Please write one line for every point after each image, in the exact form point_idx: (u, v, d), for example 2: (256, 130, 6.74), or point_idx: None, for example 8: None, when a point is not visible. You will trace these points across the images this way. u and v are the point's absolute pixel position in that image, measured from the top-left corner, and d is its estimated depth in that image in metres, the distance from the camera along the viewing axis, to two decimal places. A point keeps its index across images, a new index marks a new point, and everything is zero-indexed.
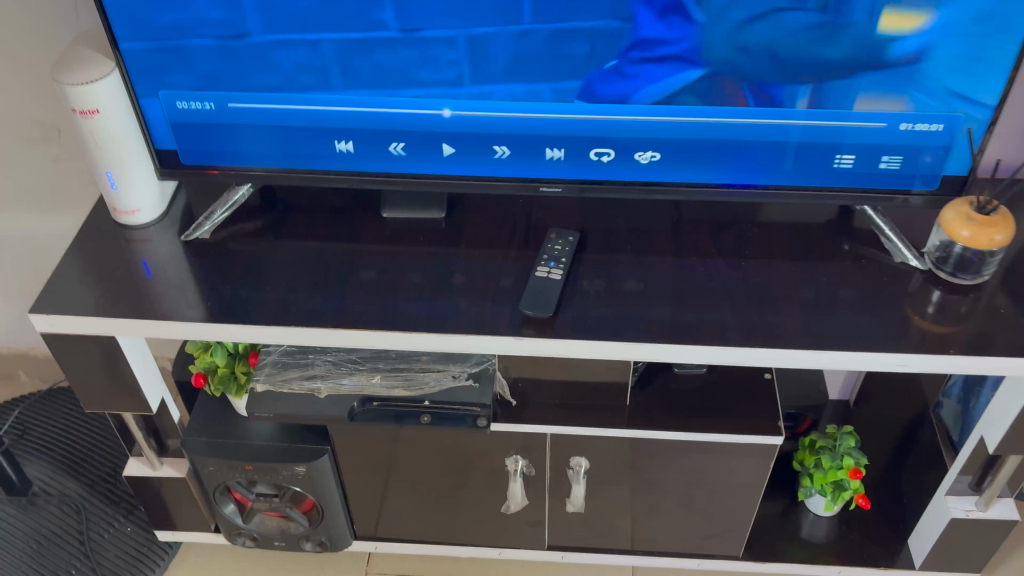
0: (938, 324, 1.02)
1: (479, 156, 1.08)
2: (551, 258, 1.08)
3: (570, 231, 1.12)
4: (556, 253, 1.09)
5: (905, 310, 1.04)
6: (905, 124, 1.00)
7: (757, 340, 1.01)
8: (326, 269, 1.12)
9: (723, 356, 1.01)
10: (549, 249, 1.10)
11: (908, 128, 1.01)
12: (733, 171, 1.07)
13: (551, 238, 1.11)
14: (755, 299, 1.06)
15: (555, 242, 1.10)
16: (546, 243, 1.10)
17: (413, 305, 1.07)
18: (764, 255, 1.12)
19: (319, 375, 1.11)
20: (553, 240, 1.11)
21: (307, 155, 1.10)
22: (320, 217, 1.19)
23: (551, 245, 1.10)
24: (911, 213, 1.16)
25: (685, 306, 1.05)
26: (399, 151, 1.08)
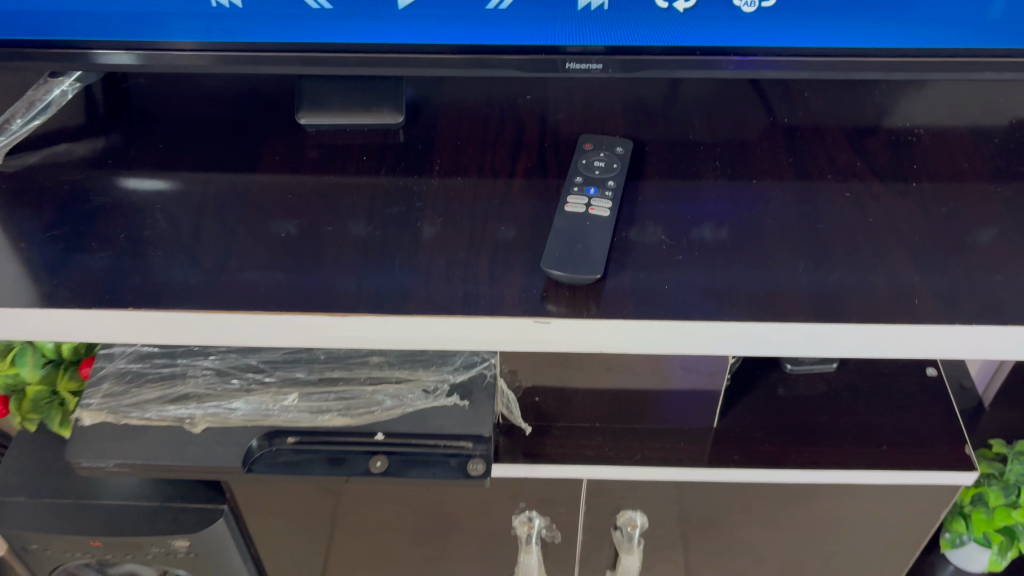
0: None
1: (459, 6, 0.61)
2: (589, 181, 0.63)
3: (621, 138, 0.66)
4: (596, 173, 0.63)
5: None
6: None
7: (967, 313, 0.56)
8: (200, 211, 0.65)
9: (911, 343, 0.56)
10: (582, 167, 0.64)
11: None
12: (900, 25, 0.62)
13: (585, 150, 0.65)
14: (946, 242, 0.61)
15: (593, 155, 0.65)
16: (576, 156, 0.65)
17: (351, 265, 0.60)
18: (943, 171, 0.67)
19: (193, 396, 0.64)
20: (589, 151, 0.65)
21: (160, 16, 0.63)
22: (197, 131, 0.72)
23: (587, 159, 0.64)
24: None
25: (829, 257, 0.60)
26: (319, 2, 0.62)
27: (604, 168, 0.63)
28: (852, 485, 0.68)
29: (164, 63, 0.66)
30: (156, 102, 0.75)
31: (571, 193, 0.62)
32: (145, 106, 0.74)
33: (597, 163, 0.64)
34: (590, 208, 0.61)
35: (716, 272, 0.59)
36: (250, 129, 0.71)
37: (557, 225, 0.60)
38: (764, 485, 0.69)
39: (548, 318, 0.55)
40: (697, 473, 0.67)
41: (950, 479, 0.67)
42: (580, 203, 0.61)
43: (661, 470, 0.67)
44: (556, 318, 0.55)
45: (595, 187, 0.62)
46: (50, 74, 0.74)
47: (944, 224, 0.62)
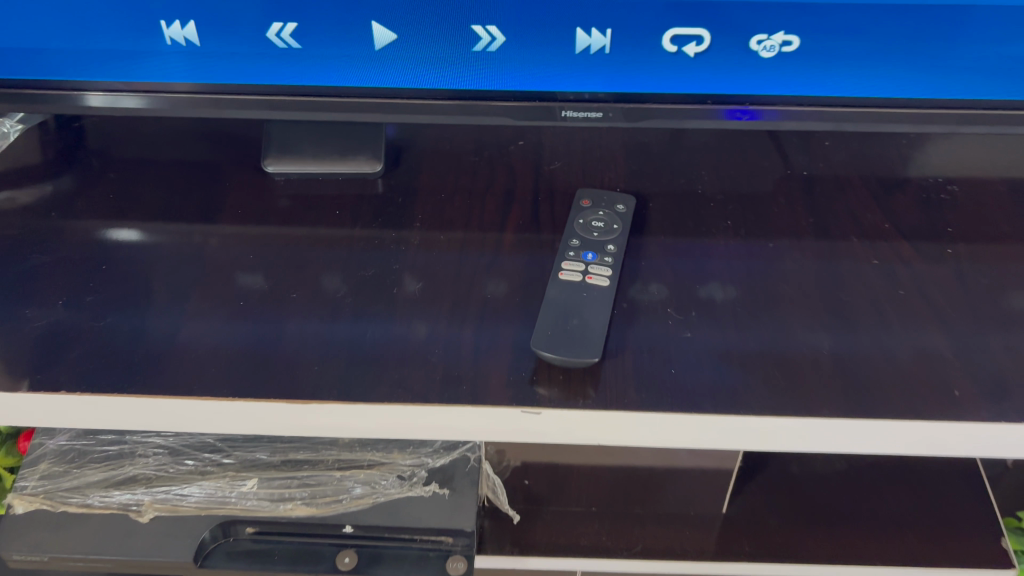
0: None
1: (444, 47, 0.55)
2: (586, 245, 0.56)
3: (623, 195, 0.59)
4: (596, 235, 0.56)
5: None
6: None
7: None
8: (152, 270, 0.57)
9: (959, 444, 0.48)
10: (578, 227, 0.57)
11: None
12: (938, 74, 0.55)
13: (583, 208, 0.58)
14: (993, 313, 0.53)
15: (591, 213, 0.58)
16: (573, 215, 0.58)
17: (316, 339, 0.52)
18: (982, 231, 0.59)
19: (141, 479, 0.57)
20: (587, 210, 0.58)
21: (109, 53, 0.56)
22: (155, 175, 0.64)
23: (584, 219, 0.57)
24: None
25: (858, 331, 0.52)
26: (287, 42, 0.55)
27: (604, 229, 0.57)
28: None
29: (116, 105, 0.59)
30: (112, 144, 0.68)
31: (566, 259, 0.55)
32: (102, 148, 0.67)
33: (596, 223, 0.57)
34: (587, 277, 0.54)
35: (730, 350, 0.52)
36: (213, 176, 0.64)
37: (549, 296, 0.53)
38: None
39: (538, 408, 0.48)
40: (705, 566, 0.60)
41: None
42: (576, 270, 0.54)
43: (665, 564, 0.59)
44: (547, 408, 0.48)
45: (593, 252, 0.55)
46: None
47: (989, 293, 0.55)
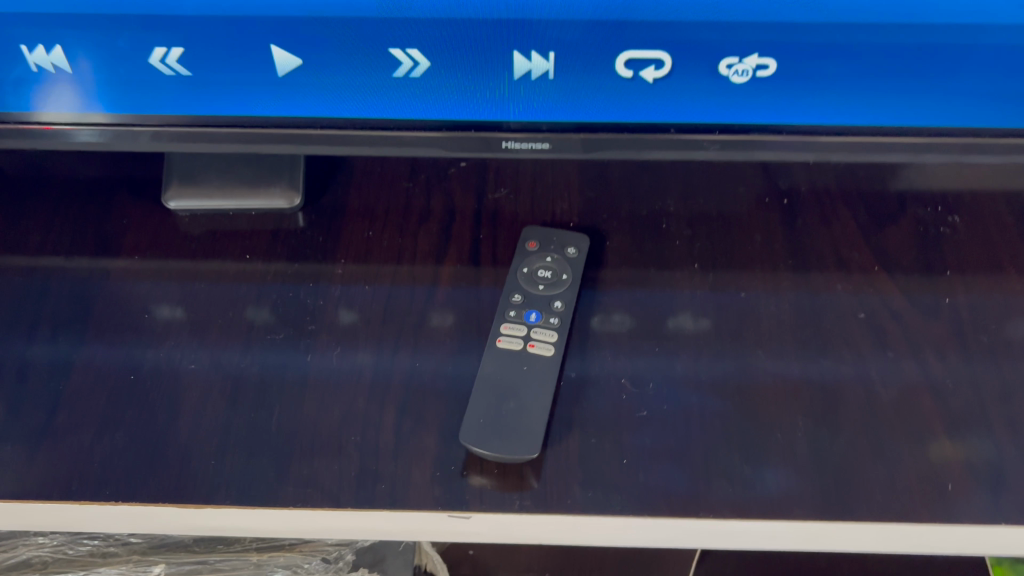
0: None
1: (362, 74, 0.47)
2: (529, 302, 0.48)
3: (575, 235, 0.52)
4: (541, 288, 0.49)
5: None
6: None
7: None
8: (32, 331, 0.49)
9: (952, 543, 0.42)
10: (521, 277, 0.49)
11: None
12: (939, 98, 0.47)
13: (529, 252, 0.51)
14: (991, 385, 0.46)
15: (537, 259, 0.50)
16: (517, 262, 0.50)
17: (215, 422, 0.45)
18: (986, 272, 0.52)
19: (36, 563, 0.51)
20: (533, 255, 0.50)
21: None
22: (41, 206, 0.56)
23: (529, 267, 0.50)
24: None
25: (838, 411, 0.45)
26: (176, 68, 0.47)
27: (551, 280, 0.49)
28: None
29: (89, 141, 0.50)
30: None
31: (505, 321, 0.48)
32: None
33: (542, 273, 0.49)
34: (529, 344, 0.47)
35: (691, 437, 0.45)
36: (108, 208, 0.56)
37: (483, 371, 0.46)
38: None
39: (467, 512, 0.42)
40: None
41: None
42: (517, 336, 0.47)
43: None
44: (478, 511, 0.42)
45: (537, 311, 0.48)
46: None
47: (989, 359, 0.47)
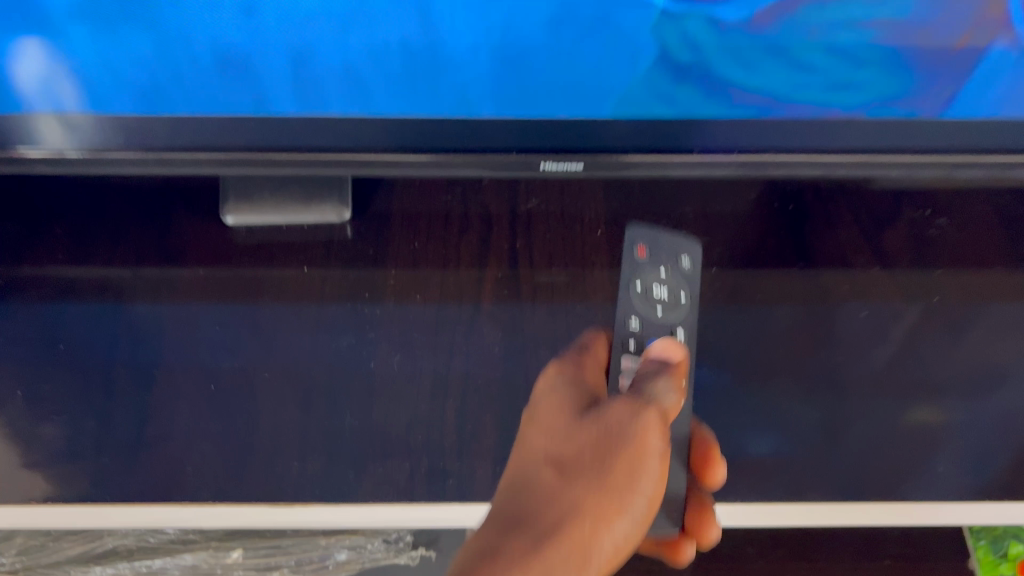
0: None
1: (415, 106, 0.51)
2: (650, 332, 0.46)
3: (685, 239, 0.49)
4: (659, 312, 0.46)
5: None
6: None
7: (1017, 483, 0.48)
8: (114, 343, 0.54)
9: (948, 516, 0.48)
10: (639, 298, 0.47)
11: None
12: (938, 124, 0.52)
13: (644, 263, 0.48)
14: (980, 378, 0.53)
15: (651, 274, 0.48)
16: (631, 275, 0.48)
17: (293, 427, 0.50)
18: (967, 264, 0.58)
19: (122, 552, 0.59)
20: (646, 266, 0.48)
21: (42, 115, 0.51)
22: (105, 224, 0.60)
23: (644, 282, 0.47)
24: None
25: (845, 404, 0.52)
26: (240, 101, 0.51)
27: (669, 303, 0.47)
28: None
29: (131, 164, 0.54)
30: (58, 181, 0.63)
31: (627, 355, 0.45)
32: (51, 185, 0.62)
33: (658, 290, 0.47)
34: None
35: (717, 431, 0.50)
36: (169, 223, 0.60)
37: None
38: None
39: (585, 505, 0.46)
40: None
41: None
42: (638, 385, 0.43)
43: None
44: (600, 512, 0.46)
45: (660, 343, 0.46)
46: None
47: (977, 355, 0.54)
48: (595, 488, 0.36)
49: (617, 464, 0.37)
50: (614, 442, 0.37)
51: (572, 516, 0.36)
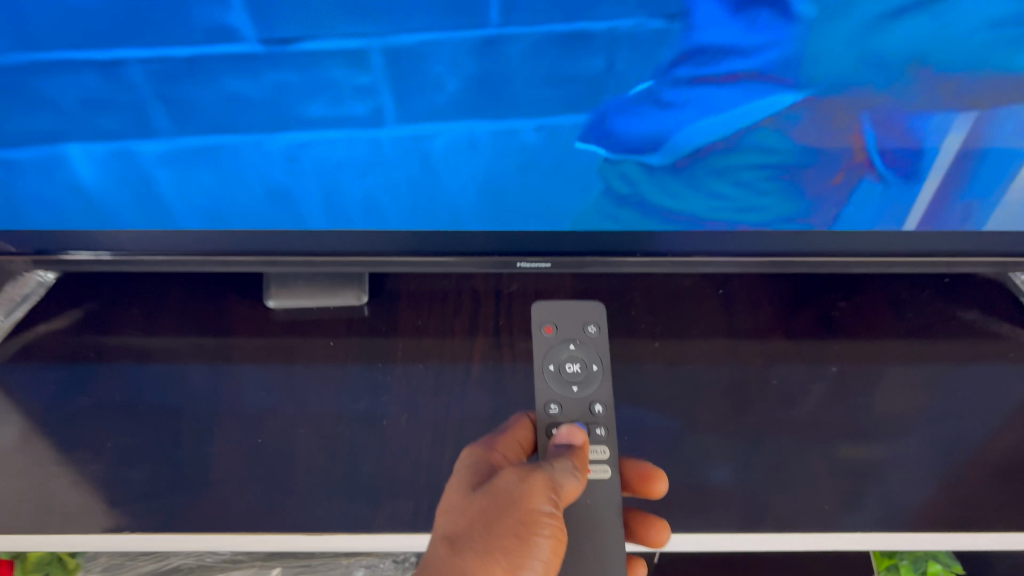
0: None
1: (419, 223, 0.66)
2: (567, 407, 0.56)
3: (581, 316, 0.62)
4: (575, 389, 0.57)
5: None
6: None
7: (903, 512, 0.58)
8: (183, 401, 0.69)
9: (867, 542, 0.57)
10: (554, 376, 0.58)
11: None
12: (827, 235, 0.67)
13: (555, 346, 0.59)
14: (871, 429, 0.65)
15: (561, 352, 0.59)
16: (546, 358, 0.58)
17: (321, 468, 0.64)
18: (856, 333, 0.74)
19: (184, 568, 0.74)
20: (555, 348, 0.59)
21: (131, 231, 0.67)
22: (176, 308, 0.77)
23: (556, 362, 0.58)
24: None
25: (766, 449, 0.63)
26: (283, 220, 0.65)
27: (581, 379, 0.57)
28: None
29: (198, 264, 0.69)
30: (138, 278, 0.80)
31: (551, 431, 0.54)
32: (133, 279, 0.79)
33: (570, 368, 0.58)
34: None
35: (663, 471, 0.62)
36: (225, 306, 0.77)
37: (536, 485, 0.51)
38: None
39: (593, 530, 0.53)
40: None
41: None
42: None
43: None
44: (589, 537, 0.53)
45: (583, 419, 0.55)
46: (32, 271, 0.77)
47: (868, 413, 0.67)
48: (485, 555, 0.43)
49: (505, 529, 0.43)
50: (504, 504, 0.44)
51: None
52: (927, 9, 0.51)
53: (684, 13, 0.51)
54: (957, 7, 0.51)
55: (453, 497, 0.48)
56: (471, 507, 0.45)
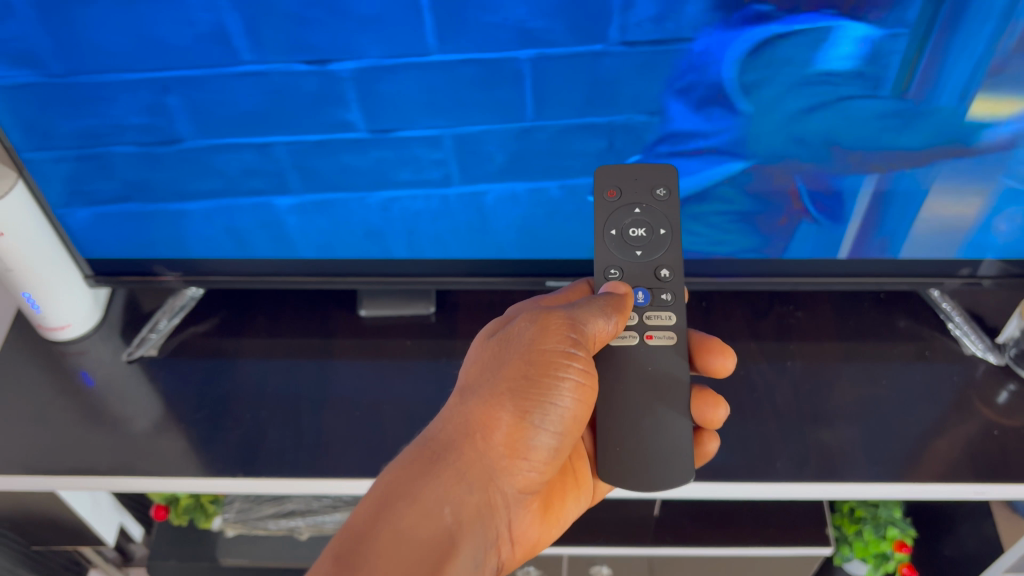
0: (1005, 417, 0.86)
1: (474, 254, 0.89)
2: (631, 267, 0.69)
3: (655, 181, 0.71)
4: (640, 254, 0.69)
5: (976, 404, 0.87)
6: (985, 220, 0.82)
7: (819, 472, 0.82)
8: (300, 386, 0.93)
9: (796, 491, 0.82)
10: (620, 239, 0.70)
11: (987, 224, 0.82)
12: (780, 262, 0.88)
13: (624, 210, 0.70)
14: (808, 414, 0.88)
15: (627, 218, 0.70)
16: (614, 223, 0.70)
17: (402, 434, 0.87)
18: (809, 336, 0.96)
19: (297, 511, 0.99)
20: (625, 215, 0.70)
21: (264, 260, 0.91)
22: (289, 315, 1.01)
23: (622, 228, 0.70)
24: (977, 292, 0.99)
25: (727, 428, 0.87)
26: (375, 251, 0.89)
27: (647, 246, 0.69)
28: (751, 555, 0.99)
29: (310, 284, 0.92)
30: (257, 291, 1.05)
31: None
32: (255, 293, 1.04)
33: (636, 233, 0.69)
34: (649, 335, 0.67)
35: None
36: (326, 312, 1.02)
37: (615, 362, 0.66)
38: (687, 556, 1.00)
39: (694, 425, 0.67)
40: (642, 548, 0.98)
41: (813, 550, 0.96)
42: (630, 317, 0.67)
43: (617, 545, 0.98)
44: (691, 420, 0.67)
45: (645, 288, 0.68)
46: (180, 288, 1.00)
47: (810, 403, 0.89)
48: (495, 400, 0.61)
49: (519, 370, 0.62)
50: (524, 348, 0.63)
51: (469, 429, 0.61)
52: (833, 107, 0.73)
53: (661, 109, 0.74)
54: (855, 105, 0.72)
55: (478, 347, 0.67)
56: (490, 357, 0.64)
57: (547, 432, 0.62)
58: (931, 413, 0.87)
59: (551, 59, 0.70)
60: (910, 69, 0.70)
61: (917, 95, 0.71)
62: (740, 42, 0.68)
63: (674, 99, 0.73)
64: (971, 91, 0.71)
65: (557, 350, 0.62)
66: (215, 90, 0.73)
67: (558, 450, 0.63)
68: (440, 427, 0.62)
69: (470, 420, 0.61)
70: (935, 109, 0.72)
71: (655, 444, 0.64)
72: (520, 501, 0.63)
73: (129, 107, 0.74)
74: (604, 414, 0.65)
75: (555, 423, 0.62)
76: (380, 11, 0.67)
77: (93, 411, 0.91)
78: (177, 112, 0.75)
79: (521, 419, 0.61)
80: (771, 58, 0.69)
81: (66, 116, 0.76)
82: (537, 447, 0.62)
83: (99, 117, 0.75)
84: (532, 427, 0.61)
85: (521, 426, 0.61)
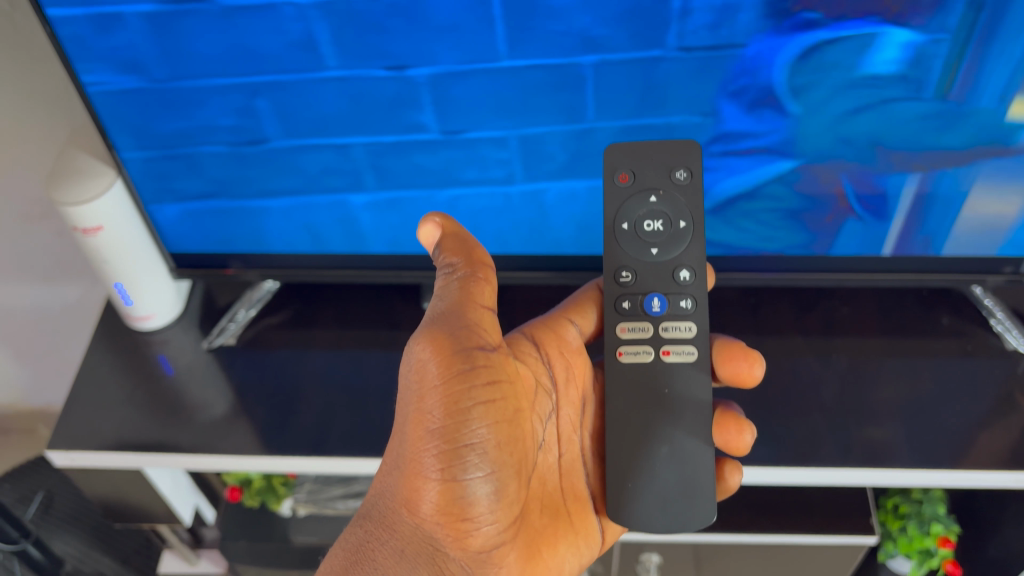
0: None
1: (534, 249, 0.94)
2: (649, 266, 0.70)
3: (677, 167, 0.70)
4: (656, 252, 0.70)
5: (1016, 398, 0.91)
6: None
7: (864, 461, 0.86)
8: (369, 375, 0.99)
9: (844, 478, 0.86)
10: (636, 230, 0.70)
11: None
12: (827, 258, 0.92)
13: (637, 203, 0.70)
14: (853, 406, 0.92)
15: (643, 205, 0.70)
16: (628, 215, 0.70)
17: None
18: (854, 331, 1.00)
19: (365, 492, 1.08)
20: (639, 202, 0.70)
21: (336, 255, 0.97)
22: (356, 309, 1.07)
23: (638, 221, 0.70)
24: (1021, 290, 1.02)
25: (774, 419, 0.91)
26: None
27: (663, 242, 0.70)
28: (796, 542, 1.02)
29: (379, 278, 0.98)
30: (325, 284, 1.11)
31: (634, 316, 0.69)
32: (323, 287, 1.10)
33: (654, 224, 0.70)
34: (666, 352, 0.68)
35: None
36: (390, 305, 1.07)
37: (625, 383, 0.68)
38: (733, 543, 1.04)
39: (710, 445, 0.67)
40: (690, 533, 1.02)
41: (858, 538, 1.00)
42: (648, 327, 0.69)
43: None
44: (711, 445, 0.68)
45: (660, 294, 0.69)
46: (257, 282, 1.07)
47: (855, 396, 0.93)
48: (410, 465, 0.62)
49: (417, 428, 0.62)
50: (417, 395, 0.62)
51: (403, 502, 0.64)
52: (876, 109, 0.77)
53: (715, 111, 0.79)
54: (897, 107, 0.77)
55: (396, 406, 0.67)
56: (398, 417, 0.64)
57: (476, 478, 0.61)
58: (972, 405, 0.91)
59: (613, 65, 0.76)
60: (951, 73, 0.74)
61: (957, 98, 0.75)
62: (790, 48, 0.73)
63: (727, 101, 0.78)
64: (1010, 93, 0.75)
65: (452, 381, 0.60)
66: (301, 94, 0.79)
67: (501, 489, 0.62)
68: (376, 502, 0.66)
69: (401, 495, 0.63)
70: (975, 111, 0.76)
71: (677, 479, 0.67)
72: (488, 560, 0.64)
73: (222, 110, 0.81)
74: (614, 447, 0.68)
75: (481, 463, 0.61)
76: (456, 21, 0.73)
77: (177, 395, 0.98)
78: (264, 115, 0.81)
79: (442, 477, 0.61)
80: (818, 62, 0.74)
81: (163, 118, 0.83)
82: (474, 498, 0.61)
83: (194, 119, 0.82)
84: (456, 483, 0.61)
85: (445, 486, 0.61)
